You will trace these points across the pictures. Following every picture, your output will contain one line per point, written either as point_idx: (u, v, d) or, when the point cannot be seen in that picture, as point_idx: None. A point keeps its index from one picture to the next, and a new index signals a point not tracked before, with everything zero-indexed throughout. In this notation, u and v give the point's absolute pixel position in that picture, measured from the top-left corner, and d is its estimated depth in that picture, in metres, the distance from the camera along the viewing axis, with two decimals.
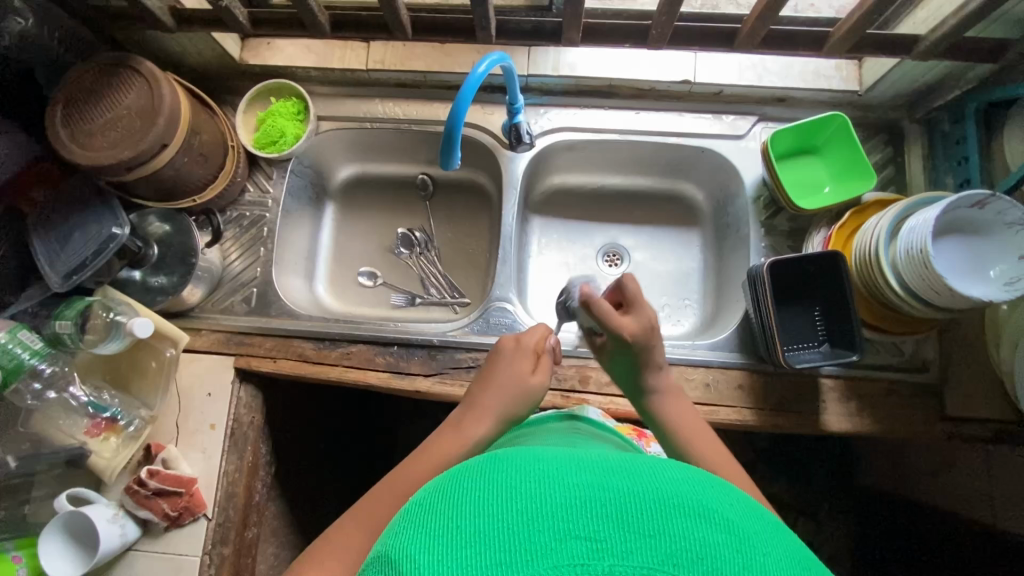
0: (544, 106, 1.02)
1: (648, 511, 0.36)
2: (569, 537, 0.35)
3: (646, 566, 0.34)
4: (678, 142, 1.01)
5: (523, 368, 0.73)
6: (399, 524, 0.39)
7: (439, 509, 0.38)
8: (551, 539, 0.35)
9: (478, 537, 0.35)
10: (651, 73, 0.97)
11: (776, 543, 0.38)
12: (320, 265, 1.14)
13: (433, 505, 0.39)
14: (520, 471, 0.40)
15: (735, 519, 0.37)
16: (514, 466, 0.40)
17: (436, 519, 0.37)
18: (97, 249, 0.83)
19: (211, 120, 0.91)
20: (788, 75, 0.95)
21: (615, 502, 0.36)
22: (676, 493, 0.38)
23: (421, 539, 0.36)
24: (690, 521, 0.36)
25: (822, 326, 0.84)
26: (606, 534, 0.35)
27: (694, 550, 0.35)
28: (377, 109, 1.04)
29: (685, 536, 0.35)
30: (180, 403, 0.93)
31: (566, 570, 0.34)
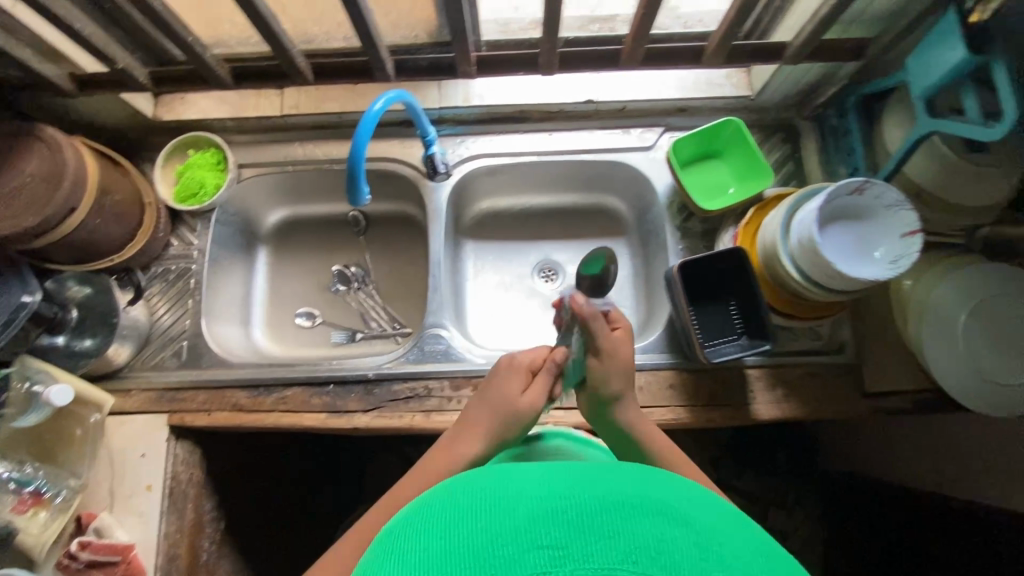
0: (461, 135, 1.06)
1: (604, 515, 0.39)
2: (532, 547, 0.37)
3: (606, 566, 0.36)
4: (591, 158, 1.05)
5: (508, 384, 0.71)
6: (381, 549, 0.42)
7: (415, 540, 0.40)
8: (513, 551, 0.37)
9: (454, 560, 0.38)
10: (557, 96, 1.02)
11: (731, 535, 0.40)
12: (257, 311, 1.13)
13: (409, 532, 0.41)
14: (492, 489, 0.42)
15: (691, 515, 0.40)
16: (485, 488, 0.44)
17: (413, 548, 0.40)
18: (5, 321, 0.81)
19: (124, 179, 0.91)
20: (683, 87, 1.01)
21: (576, 510, 0.39)
22: (630, 499, 0.41)
23: (395, 562, 0.39)
24: (643, 519, 0.39)
25: (738, 320, 0.88)
26: (567, 541, 0.37)
27: (649, 546, 0.37)
28: (297, 152, 1.06)
29: (638, 533, 0.38)
30: (113, 468, 0.91)
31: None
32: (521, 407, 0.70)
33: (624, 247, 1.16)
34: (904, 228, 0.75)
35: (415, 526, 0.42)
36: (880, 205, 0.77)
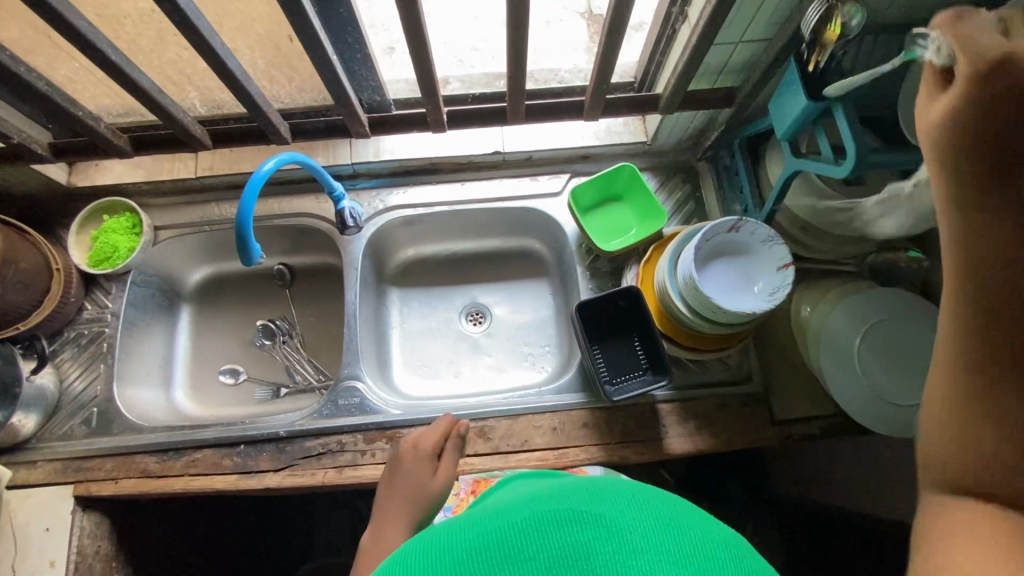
0: (376, 189, 1.09)
1: (529, 531, 0.40)
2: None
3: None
4: (503, 205, 1.09)
5: (414, 466, 0.79)
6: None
7: None
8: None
9: None
10: (464, 148, 1.06)
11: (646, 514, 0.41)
12: (179, 370, 1.12)
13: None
14: (440, 540, 0.42)
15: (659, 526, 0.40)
16: (451, 539, 0.42)
17: None
18: None
19: (30, 248, 0.92)
20: (583, 135, 1.06)
21: (502, 536, 0.40)
22: (561, 508, 0.41)
23: None
24: (571, 526, 0.39)
25: (643, 357, 0.90)
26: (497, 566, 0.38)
27: (571, 553, 0.38)
28: (214, 212, 1.08)
29: (565, 540, 0.39)
30: (15, 545, 0.88)
31: None
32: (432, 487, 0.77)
33: (546, 287, 1.19)
34: (778, 262, 0.80)
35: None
36: (742, 236, 0.81)
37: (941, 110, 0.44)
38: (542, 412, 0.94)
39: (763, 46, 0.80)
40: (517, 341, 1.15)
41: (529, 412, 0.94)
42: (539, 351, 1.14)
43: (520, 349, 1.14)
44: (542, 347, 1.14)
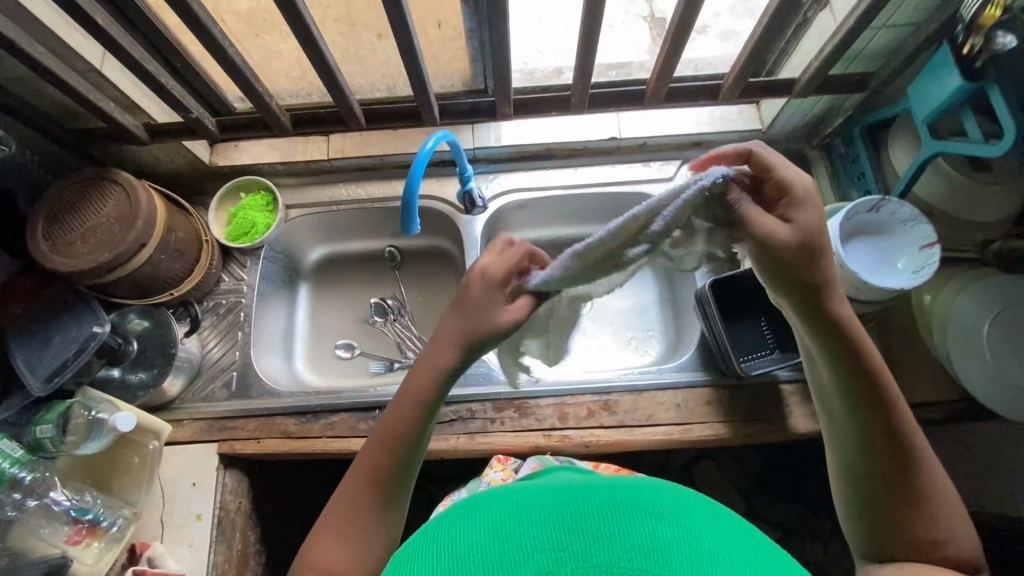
0: (492, 172, 1.14)
1: (600, 513, 0.41)
2: (536, 551, 0.39)
3: (603, 564, 0.38)
4: (616, 190, 1.12)
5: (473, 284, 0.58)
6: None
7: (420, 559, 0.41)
8: (518, 556, 0.39)
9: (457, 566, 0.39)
10: (581, 134, 1.10)
11: (721, 525, 0.42)
12: (297, 344, 1.18)
13: (414, 552, 0.43)
14: (500, 508, 0.44)
15: (698, 524, 0.41)
16: (492, 502, 0.45)
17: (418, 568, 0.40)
18: (77, 350, 0.85)
19: (186, 219, 0.98)
20: (699, 122, 1.09)
21: (572, 513, 0.41)
22: (625, 496, 0.43)
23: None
24: (639, 519, 0.40)
25: (770, 336, 0.92)
26: (566, 541, 0.39)
27: (645, 544, 0.38)
28: (341, 193, 1.14)
29: (636, 532, 0.39)
30: (164, 497, 0.92)
31: None
32: (496, 328, 0.58)
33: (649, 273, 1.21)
34: (922, 241, 0.80)
35: (419, 544, 0.44)
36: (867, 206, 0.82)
37: (763, 234, 0.55)
38: (665, 388, 0.96)
39: (909, 30, 0.83)
40: (621, 323, 1.17)
41: (653, 388, 0.96)
42: (643, 334, 1.16)
43: (625, 332, 1.16)
44: (646, 330, 1.16)
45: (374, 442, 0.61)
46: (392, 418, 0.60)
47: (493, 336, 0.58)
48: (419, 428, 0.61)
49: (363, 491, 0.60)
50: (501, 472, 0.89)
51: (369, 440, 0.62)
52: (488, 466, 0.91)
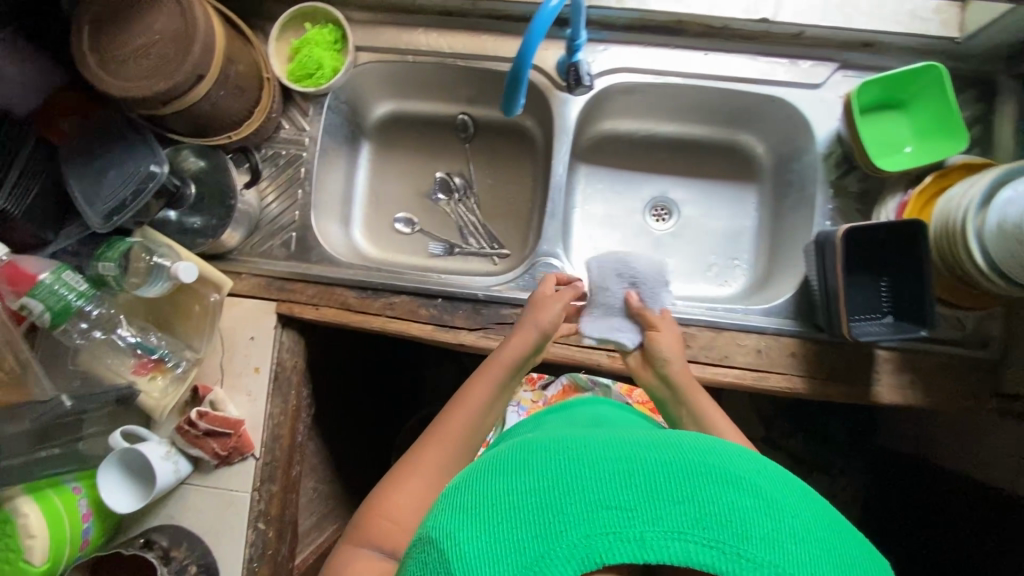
0: (603, 42, 0.93)
1: (674, 476, 0.40)
2: (599, 507, 0.38)
3: (677, 529, 0.37)
4: (746, 90, 0.93)
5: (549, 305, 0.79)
6: (434, 513, 0.44)
7: (475, 492, 0.42)
8: (581, 510, 0.38)
9: (511, 512, 0.39)
10: (726, 8, 0.88)
11: (799, 501, 0.42)
12: (357, 207, 1.11)
13: (463, 492, 0.44)
14: (560, 452, 0.43)
15: (770, 488, 0.41)
16: (541, 448, 0.44)
17: (474, 501, 0.42)
18: (137, 188, 0.77)
19: (246, 49, 0.84)
20: (879, 17, 0.86)
21: (642, 471, 0.40)
22: (704, 461, 0.41)
23: (462, 518, 0.41)
24: (718, 486, 0.40)
25: (888, 298, 0.80)
26: (635, 502, 0.38)
27: (724, 514, 0.38)
28: (419, 40, 0.96)
29: (713, 500, 0.39)
30: (224, 346, 0.92)
31: (601, 537, 0.37)
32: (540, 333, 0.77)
33: (751, 194, 1.07)
34: None
35: (463, 486, 0.44)
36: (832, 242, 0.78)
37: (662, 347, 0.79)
38: (750, 331, 0.88)
39: None
40: (706, 246, 1.08)
41: (736, 329, 0.88)
42: (728, 262, 1.06)
43: (708, 255, 1.07)
44: (731, 258, 1.06)
45: (460, 415, 0.72)
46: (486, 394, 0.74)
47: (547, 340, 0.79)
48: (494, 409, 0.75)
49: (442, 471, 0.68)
50: (531, 393, 0.97)
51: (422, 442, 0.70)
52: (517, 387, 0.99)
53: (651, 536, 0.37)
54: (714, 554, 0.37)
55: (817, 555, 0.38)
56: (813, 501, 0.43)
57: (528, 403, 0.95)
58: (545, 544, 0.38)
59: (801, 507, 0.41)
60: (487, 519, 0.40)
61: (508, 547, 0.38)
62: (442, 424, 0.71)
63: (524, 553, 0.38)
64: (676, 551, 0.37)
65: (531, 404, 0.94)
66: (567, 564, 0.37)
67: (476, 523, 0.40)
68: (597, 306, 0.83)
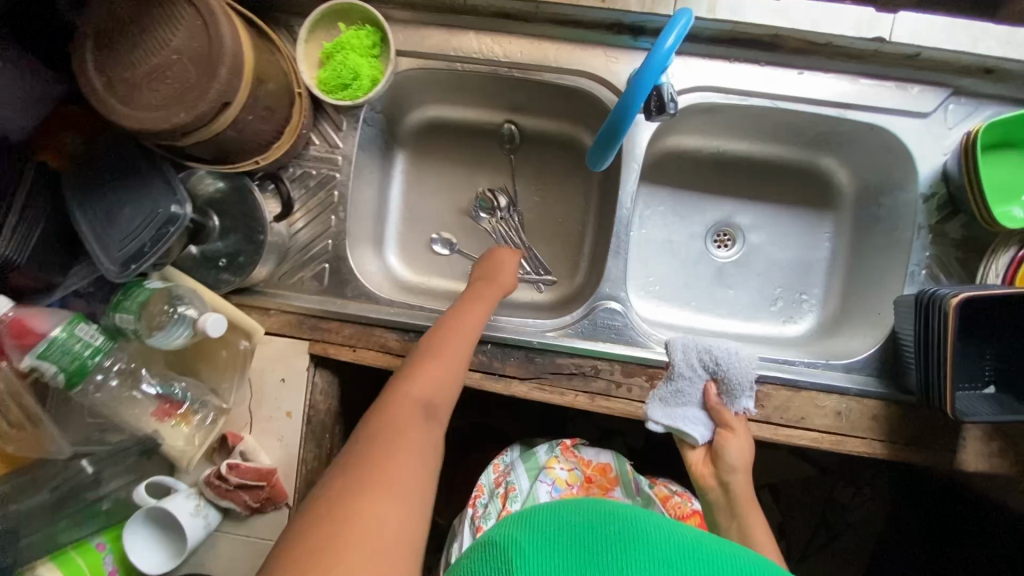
0: (684, 57, 0.81)
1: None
2: None
3: None
4: (841, 115, 0.82)
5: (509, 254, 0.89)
6: (511, 525, 0.47)
7: (549, 521, 0.45)
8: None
9: (571, 556, 0.42)
10: (834, 24, 0.75)
11: None
12: (390, 226, 1.01)
13: (535, 515, 0.47)
14: (628, 521, 0.45)
15: None
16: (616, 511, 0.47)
17: (544, 529, 0.45)
18: (154, 233, 0.67)
19: (274, 61, 0.71)
20: (1011, 40, 0.74)
21: (698, 563, 0.42)
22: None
23: (523, 542, 0.44)
24: None
25: (990, 367, 0.73)
26: None
27: None
28: (470, 45, 0.84)
29: None
30: (252, 389, 0.84)
31: None
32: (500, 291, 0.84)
33: (826, 224, 0.97)
34: None
35: (536, 511, 0.47)
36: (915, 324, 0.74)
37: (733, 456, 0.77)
38: (829, 391, 0.81)
39: None
40: (773, 279, 0.99)
41: (814, 388, 0.81)
42: (797, 298, 0.97)
43: (774, 290, 0.98)
44: (800, 294, 0.98)
45: (422, 376, 0.70)
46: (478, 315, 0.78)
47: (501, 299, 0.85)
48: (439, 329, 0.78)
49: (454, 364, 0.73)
50: (566, 471, 0.82)
51: (379, 406, 0.67)
52: (551, 455, 0.84)
53: None
54: None
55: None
56: None
57: (563, 484, 0.81)
58: None
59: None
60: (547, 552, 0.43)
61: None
62: (394, 390, 0.69)
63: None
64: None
65: (567, 487, 0.80)
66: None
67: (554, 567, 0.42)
68: (676, 393, 0.81)
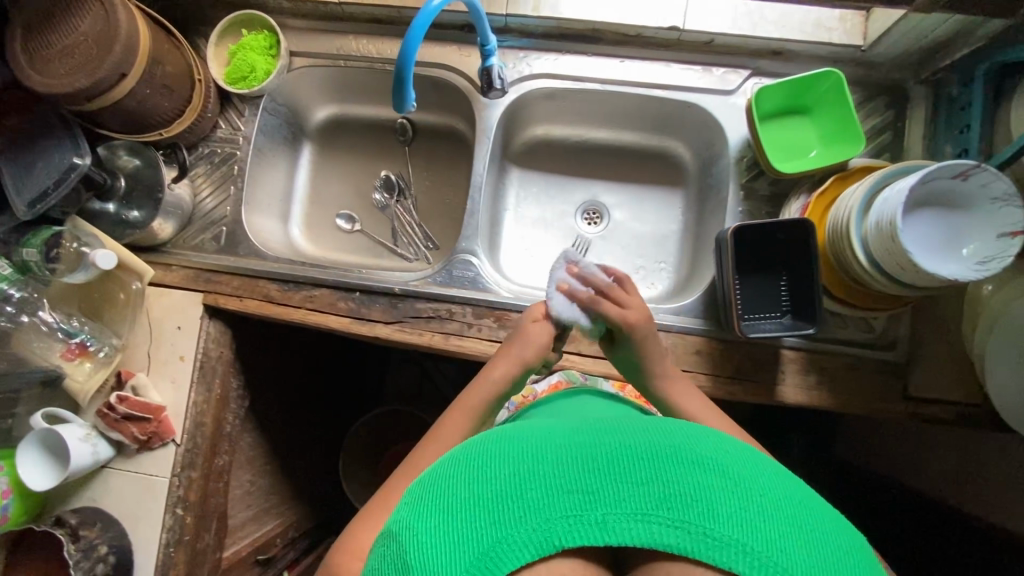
0: (523, 49, 0.97)
1: (637, 463, 0.44)
2: (563, 492, 0.43)
3: (637, 512, 0.42)
4: (662, 95, 0.96)
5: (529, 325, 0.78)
6: (401, 509, 0.48)
7: (456, 480, 0.46)
8: (545, 496, 0.43)
9: (479, 503, 0.44)
10: (638, 17, 0.91)
11: (754, 473, 0.46)
12: (296, 206, 1.15)
13: (433, 487, 0.47)
14: (519, 444, 0.48)
15: (727, 464, 0.46)
16: (514, 440, 0.49)
17: (447, 493, 0.46)
18: (58, 178, 0.83)
19: (175, 51, 0.89)
20: (785, 25, 0.89)
21: (608, 465, 0.44)
22: (669, 448, 0.46)
23: (433, 514, 0.44)
24: (680, 468, 0.44)
25: (786, 298, 0.81)
26: (598, 488, 0.43)
27: (684, 493, 0.42)
28: (350, 46, 1.01)
29: (676, 481, 0.43)
30: (151, 335, 0.96)
31: (566, 521, 0.42)
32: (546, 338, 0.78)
33: (678, 198, 1.09)
34: (1005, 226, 0.65)
35: (437, 477, 0.48)
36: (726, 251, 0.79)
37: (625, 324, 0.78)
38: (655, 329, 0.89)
39: None
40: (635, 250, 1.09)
41: None
42: (655, 265, 1.07)
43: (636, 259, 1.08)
44: (658, 261, 1.07)
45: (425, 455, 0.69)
46: (490, 393, 0.75)
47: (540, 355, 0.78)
48: (511, 388, 0.78)
49: (465, 411, 0.74)
50: (523, 390, 0.93)
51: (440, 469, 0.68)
52: None
53: (612, 518, 0.42)
54: (674, 531, 0.41)
55: (787, 531, 0.42)
56: (779, 479, 0.47)
57: (518, 399, 0.92)
58: (509, 530, 0.42)
59: (771, 491, 0.45)
60: (452, 518, 0.44)
61: (471, 534, 0.42)
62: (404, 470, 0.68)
63: (488, 539, 0.42)
64: (640, 533, 0.41)
65: (521, 400, 0.92)
66: (526, 547, 0.42)
67: (438, 517, 0.44)
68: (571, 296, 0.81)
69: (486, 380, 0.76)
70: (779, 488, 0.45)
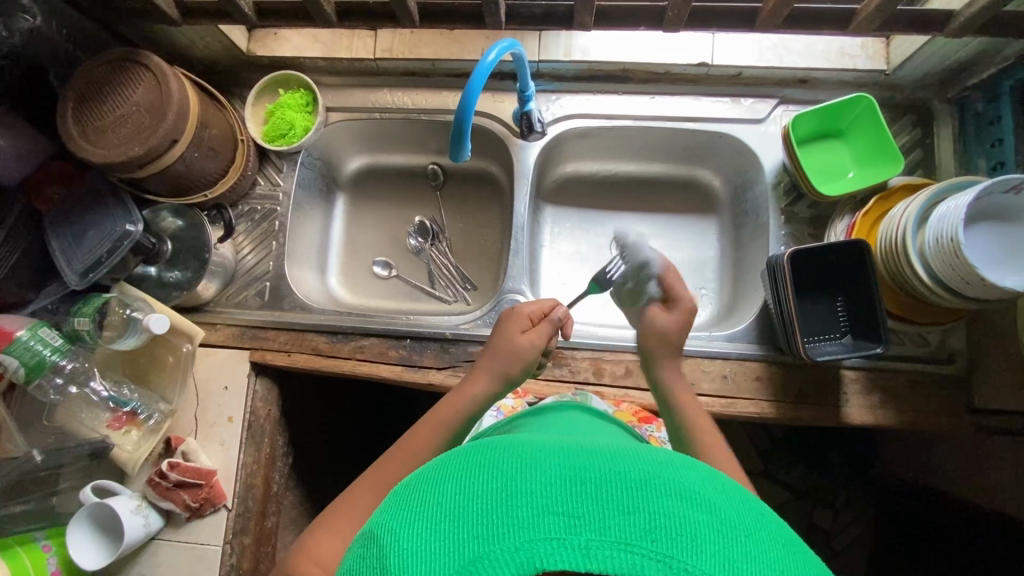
0: (555, 92, 1.00)
1: (627, 488, 0.38)
2: (546, 513, 0.37)
3: (622, 541, 0.36)
4: (693, 127, 0.98)
5: (515, 335, 0.75)
6: (380, 508, 0.42)
7: (432, 490, 0.40)
8: (528, 515, 0.37)
9: (455, 513, 0.38)
10: (667, 55, 0.94)
11: (753, 517, 0.40)
12: (332, 256, 1.15)
13: (413, 490, 0.42)
14: (505, 454, 0.42)
15: (723, 502, 0.39)
16: (499, 450, 0.43)
17: (424, 501, 0.40)
18: (112, 247, 0.84)
19: (220, 114, 0.90)
20: (810, 55, 0.92)
21: (597, 486, 0.38)
22: (663, 476, 0.40)
23: (407, 523, 0.38)
24: (671, 499, 0.38)
25: (844, 318, 0.82)
26: (584, 511, 0.37)
27: (674, 527, 0.36)
28: (385, 99, 1.03)
29: (665, 513, 0.37)
30: (198, 397, 0.94)
31: (543, 543, 0.36)
32: (522, 344, 0.75)
33: (712, 225, 1.10)
34: None
35: (417, 482, 0.43)
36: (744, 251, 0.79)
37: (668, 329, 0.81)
38: (713, 357, 0.89)
39: None
40: None
41: (699, 356, 0.89)
42: (696, 292, 1.07)
43: None
44: (699, 288, 1.07)
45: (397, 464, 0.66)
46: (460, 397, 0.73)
47: (520, 356, 0.75)
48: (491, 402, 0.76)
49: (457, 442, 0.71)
50: (512, 402, 0.89)
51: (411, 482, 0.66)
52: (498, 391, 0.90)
53: (596, 546, 0.36)
54: (659, 567, 0.35)
55: None
56: (773, 524, 0.41)
57: (507, 410, 0.87)
58: (485, 547, 0.36)
59: (761, 533, 0.39)
60: (426, 525, 0.38)
61: (446, 547, 0.36)
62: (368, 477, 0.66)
63: (463, 553, 0.36)
64: (622, 564, 0.35)
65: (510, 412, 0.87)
66: (505, 566, 0.36)
67: (414, 523, 0.38)
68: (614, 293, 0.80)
69: (463, 390, 0.74)
70: (766, 527, 0.40)
